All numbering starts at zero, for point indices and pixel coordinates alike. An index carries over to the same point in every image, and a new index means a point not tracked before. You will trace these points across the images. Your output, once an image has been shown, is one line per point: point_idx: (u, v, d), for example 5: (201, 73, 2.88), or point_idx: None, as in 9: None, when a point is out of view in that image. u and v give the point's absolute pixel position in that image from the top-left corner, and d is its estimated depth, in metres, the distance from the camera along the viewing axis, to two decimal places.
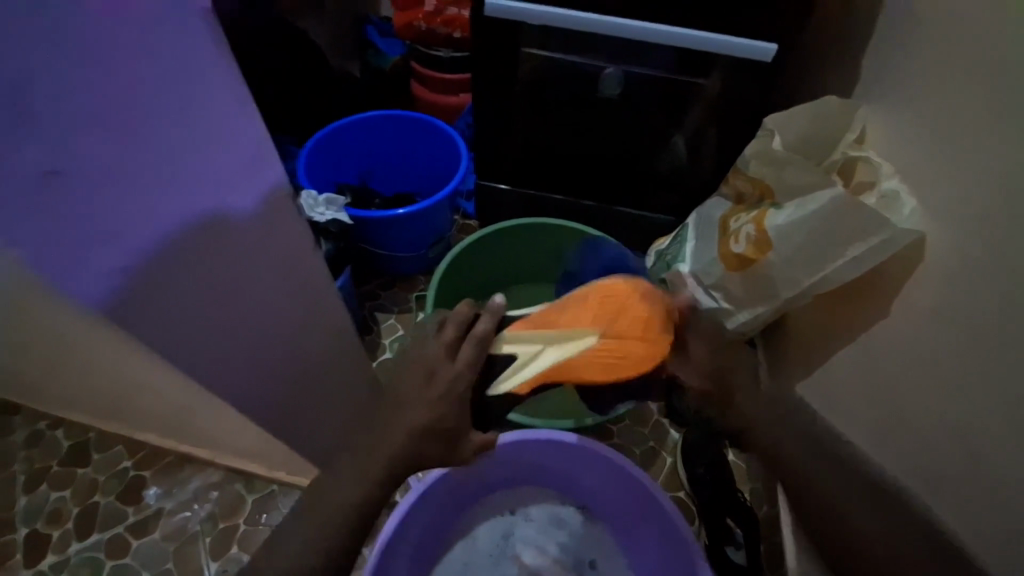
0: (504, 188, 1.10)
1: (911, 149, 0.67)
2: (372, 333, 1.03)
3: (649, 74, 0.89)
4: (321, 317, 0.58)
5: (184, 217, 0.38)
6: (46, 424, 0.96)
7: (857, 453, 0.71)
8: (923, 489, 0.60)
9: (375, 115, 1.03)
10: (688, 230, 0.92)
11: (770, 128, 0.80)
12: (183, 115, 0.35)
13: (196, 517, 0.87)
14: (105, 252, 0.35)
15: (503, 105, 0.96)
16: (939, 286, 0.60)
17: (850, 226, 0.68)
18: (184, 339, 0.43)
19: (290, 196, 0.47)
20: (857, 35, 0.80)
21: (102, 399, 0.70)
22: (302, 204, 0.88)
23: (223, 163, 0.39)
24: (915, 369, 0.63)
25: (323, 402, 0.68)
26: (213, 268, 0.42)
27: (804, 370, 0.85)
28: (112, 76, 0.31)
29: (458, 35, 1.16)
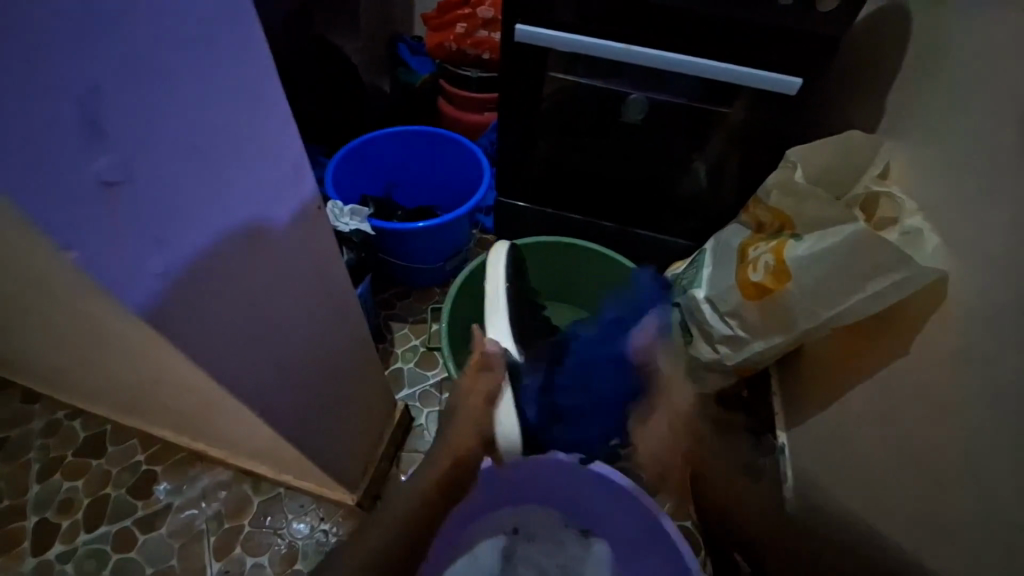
0: (523, 206, 1.11)
1: (934, 187, 0.67)
2: (385, 342, 1.05)
3: (675, 102, 0.90)
4: (335, 319, 0.60)
5: (226, 226, 0.40)
6: (65, 414, 0.98)
7: (871, 492, 0.69)
8: (940, 535, 0.58)
9: (402, 129, 1.06)
10: (705, 255, 0.93)
11: (793, 160, 0.80)
12: (233, 129, 0.37)
13: (203, 515, 0.88)
14: (156, 259, 0.35)
15: (527, 125, 0.98)
16: (960, 326, 0.59)
17: (870, 260, 0.68)
18: (215, 345, 0.44)
19: (316, 205, 0.49)
20: (882, 73, 0.81)
21: (124, 393, 0.73)
22: (328, 214, 0.90)
23: (265, 176, 0.41)
24: (934, 409, 0.61)
25: (336, 409, 0.69)
26: (244, 273, 0.44)
27: (820, 403, 0.84)
28: (176, 92, 0.32)
29: (486, 56, 1.20)
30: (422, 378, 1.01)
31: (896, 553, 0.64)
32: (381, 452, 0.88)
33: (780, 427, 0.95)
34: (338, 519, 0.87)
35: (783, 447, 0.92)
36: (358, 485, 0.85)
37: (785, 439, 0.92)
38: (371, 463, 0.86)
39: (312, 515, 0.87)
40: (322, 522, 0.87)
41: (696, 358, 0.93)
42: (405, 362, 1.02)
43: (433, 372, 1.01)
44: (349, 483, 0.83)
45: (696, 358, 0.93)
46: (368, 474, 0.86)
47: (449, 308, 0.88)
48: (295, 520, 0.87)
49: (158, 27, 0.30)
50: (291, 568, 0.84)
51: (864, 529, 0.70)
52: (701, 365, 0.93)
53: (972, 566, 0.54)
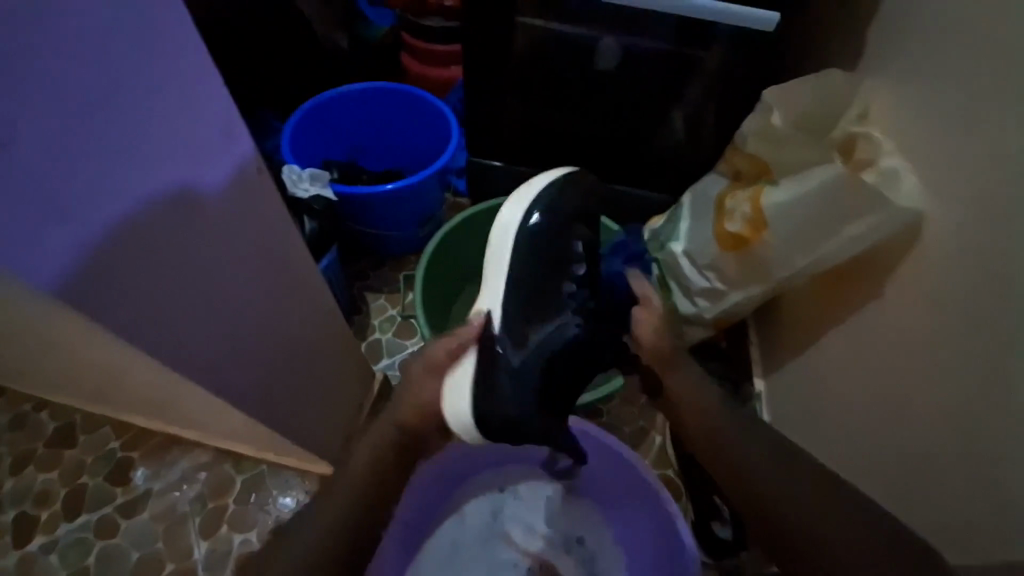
0: (495, 166, 1.07)
1: (912, 128, 0.65)
2: (361, 313, 1.02)
3: (647, 47, 0.86)
4: (295, 291, 0.57)
5: (147, 193, 0.36)
6: (29, 406, 0.94)
7: (848, 435, 0.71)
8: (913, 472, 0.60)
9: (359, 86, 0.99)
10: (683, 209, 0.90)
11: (770, 103, 0.77)
12: (139, 77, 0.33)
13: (185, 497, 0.87)
14: (65, 229, 0.32)
15: (495, 78, 0.92)
16: (934, 269, 0.60)
17: (849, 204, 0.67)
18: (154, 323, 0.40)
19: (258, 167, 0.45)
20: (863, 7, 0.77)
21: (82, 382, 0.69)
22: (286, 180, 0.85)
23: (188, 134, 0.37)
24: (907, 351, 0.63)
25: (307, 385, 0.67)
26: (177, 243, 0.40)
27: (797, 351, 0.86)
28: (58, 32, 0.28)
29: (449, 3, 1.11)
30: (401, 348, 0.99)
31: (869, 489, 0.67)
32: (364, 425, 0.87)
33: (757, 375, 0.96)
34: None
35: (760, 394, 0.94)
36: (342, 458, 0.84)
37: (762, 387, 0.94)
38: (353, 435, 0.86)
39: (298, 490, 0.87)
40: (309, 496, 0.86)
41: (674, 314, 0.92)
42: (382, 333, 1.00)
43: (412, 341, 0.99)
44: (332, 456, 0.82)
45: (674, 313, 0.93)
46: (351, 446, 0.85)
47: (421, 274, 0.85)
48: (280, 497, 0.87)
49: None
50: None
51: (839, 469, 0.73)
52: (678, 320, 0.93)
53: (942, 499, 0.56)
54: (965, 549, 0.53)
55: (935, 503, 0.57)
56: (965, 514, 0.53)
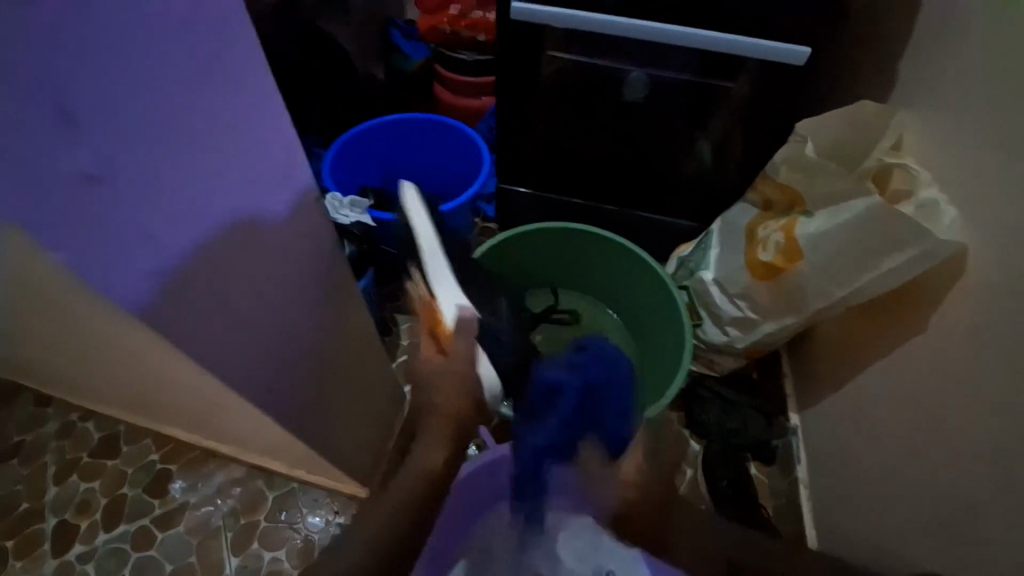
0: (524, 192, 1.09)
1: (949, 159, 0.65)
2: (391, 335, 1.04)
3: (677, 79, 0.88)
4: (339, 313, 0.60)
5: (219, 221, 0.39)
6: (78, 416, 0.99)
7: (890, 472, 0.69)
8: (963, 514, 0.57)
9: (396, 117, 1.04)
10: (711, 237, 0.90)
11: (802, 134, 0.76)
12: (221, 119, 0.36)
13: (218, 512, 0.89)
14: (148, 253, 0.35)
15: (526, 108, 0.96)
16: (979, 302, 0.58)
17: (887, 236, 0.66)
18: (213, 340, 0.43)
19: (315, 196, 0.48)
20: (895, 40, 0.78)
21: (131, 394, 0.73)
22: (328, 206, 0.90)
23: (259, 169, 0.40)
24: (952, 386, 0.60)
25: (343, 405, 0.69)
26: (240, 268, 0.43)
27: (833, 383, 0.83)
28: (156, 83, 0.31)
29: (482, 38, 1.17)
30: None
31: (916, 531, 0.63)
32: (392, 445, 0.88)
33: (791, 410, 0.94)
34: (352, 513, 0.88)
35: (795, 428, 0.92)
36: (370, 479, 0.85)
37: (797, 421, 0.92)
38: (382, 455, 0.87)
39: (326, 509, 0.88)
40: (337, 516, 0.87)
41: (704, 342, 0.91)
42: (412, 355, 1.02)
43: None
44: (361, 476, 0.83)
45: (704, 342, 0.91)
46: (380, 466, 0.86)
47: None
48: (309, 515, 0.88)
49: (134, 16, 0.29)
50: (308, 561, 0.85)
51: (881, 509, 0.70)
52: (709, 349, 0.92)
53: (996, 546, 0.53)
54: None
55: (987, 549, 0.54)
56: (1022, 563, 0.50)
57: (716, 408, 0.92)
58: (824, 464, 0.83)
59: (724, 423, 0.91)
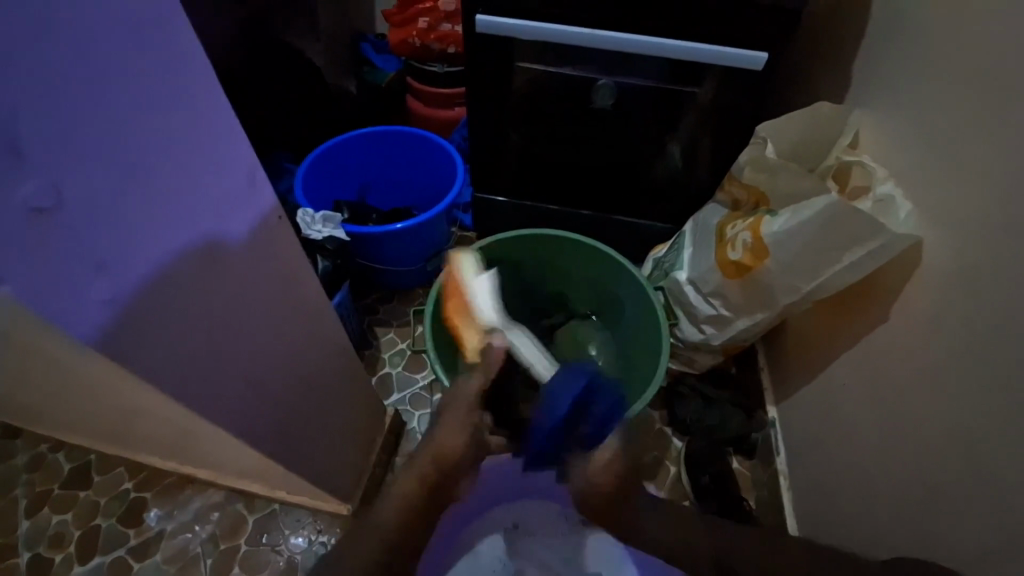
0: (500, 200, 1.10)
1: (903, 155, 0.67)
2: (372, 348, 1.03)
3: (642, 85, 0.90)
4: (310, 330, 0.59)
5: (176, 245, 0.38)
6: (48, 447, 0.95)
7: (862, 460, 0.70)
8: (929, 499, 0.59)
9: (370, 131, 1.04)
10: (685, 238, 0.92)
11: (764, 136, 0.79)
12: (174, 144, 0.36)
13: (197, 538, 0.87)
14: (104, 282, 0.34)
15: (498, 117, 0.97)
16: (936, 293, 0.60)
17: (845, 231, 0.68)
18: (177, 367, 0.42)
19: (278, 215, 0.48)
20: (846, 43, 0.81)
21: (101, 423, 0.71)
22: (300, 223, 0.88)
23: (216, 191, 0.40)
24: (915, 374, 0.63)
25: (321, 422, 0.68)
26: (202, 291, 0.42)
27: (805, 376, 0.85)
28: (104, 107, 0.31)
29: (452, 50, 1.17)
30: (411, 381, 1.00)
31: (889, 517, 0.65)
32: (375, 461, 0.87)
33: (770, 402, 0.94)
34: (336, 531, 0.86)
35: (773, 421, 0.92)
36: (352, 496, 0.84)
37: (775, 413, 0.93)
38: (365, 470, 0.85)
39: (309, 529, 0.86)
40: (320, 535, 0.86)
41: (682, 340, 0.93)
42: (393, 367, 1.01)
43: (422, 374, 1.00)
44: (343, 494, 0.82)
45: (682, 340, 0.93)
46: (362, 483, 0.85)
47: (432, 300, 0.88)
48: (292, 536, 0.86)
49: (84, 44, 0.29)
50: None
51: (855, 496, 0.71)
52: (687, 346, 0.93)
53: (962, 530, 0.55)
54: None
55: (955, 533, 0.55)
56: (987, 545, 0.52)
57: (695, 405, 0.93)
58: (799, 455, 0.85)
59: (705, 421, 0.92)
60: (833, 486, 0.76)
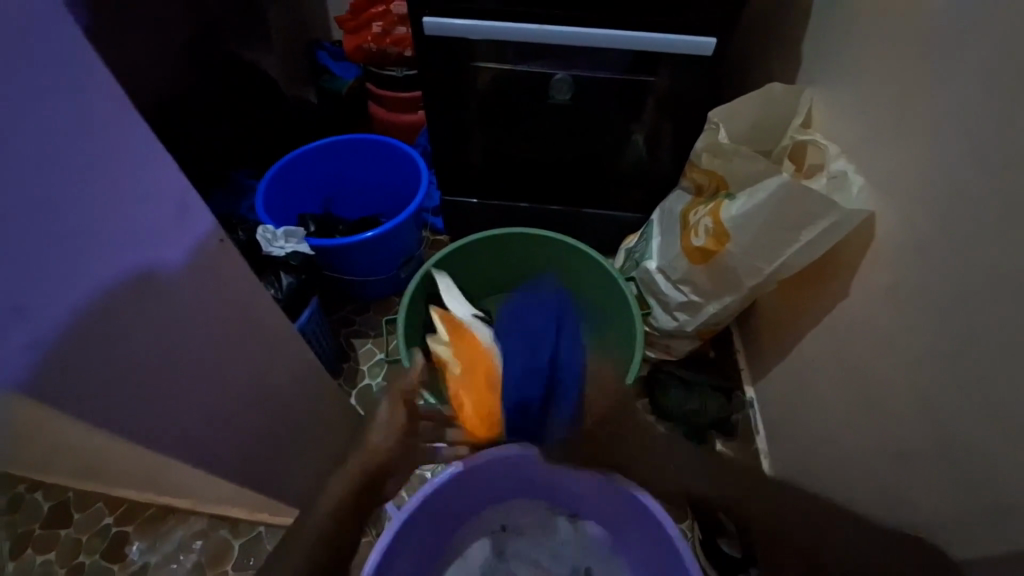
0: (472, 202, 1.10)
1: (855, 130, 0.68)
2: (350, 360, 1.03)
3: (599, 77, 0.89)
4: (272, 353, 0.58)
5: (105, 282, 0.38)
6: (24, 487, 0.93)
7: (836, 434, 0.71)
8: (900, 468, 0.60)
9: (330, 141, 1.02)
10: (653, 227, 0.93)
11: (717, 120, 0.80)
12: (94, 182, 0.35)
13: (183, 568, 0.85)
14: (23, 325, 0.34)
15: (458, 119, 0.96)
16: (892, 266, 0.62)
17: (800, 212, 0.69)
18: (113, 400, 0.42)
19: (221, 239, 0.47)
20: (795, 22, 0.81)
21: (69, 462, 0.69)
22: (260, 240, 0.87)
23: (145, 224, 0.39)
24: (878, 347, 0.64)
25: (292, 443, 0.67)
26: (140, 326, 0.41)
27: (777, 355, 0.87)
28: (9, 152, 0.30)
29: (409, 53, 1.15)
30: None
31: (864, 489, 0.66)
32: None
33: (747, 383, 0.96)
34: None
35: (751, 401, 0.94)
36: None
37: (753, 394, 0.94)
38: None
39: None
40: None
41: (656, 328, 0.93)
42: (373, 378, 1.01)
43: None
44: None
45: (657, 328, 0.94)
46: None
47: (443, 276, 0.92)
48: None
49: None
50: None
51: (832, 469, 0.72)
52: (663, 334, 0.94)
53: (935, 497, 0.56)
54: (961, 544, 0.53)
55: (929, 499, 0.57)
56: (958, 507, 0.53)
57: (677, 390, 0.93)
58: (776, 433, 0.87)
59: (687, 406, 0.92)
60: (811, 462, 0.77)
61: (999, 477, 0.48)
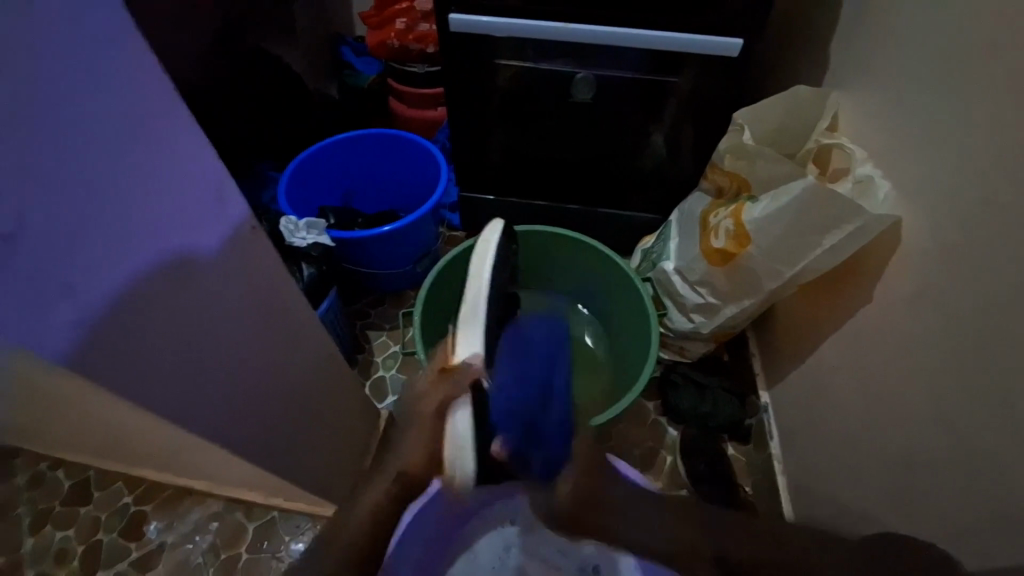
0: (490, 199, 1.10)
1: (882, 135, 0.67)
2: (365, 352, 1.04)
3: (621, 77, 0.89)
4: (292, 340, 0.59)
5: (146, 263, 0.39)
6: (48, 464, 0.96)
7: (853, 441, 0.70)
8: (917, 477, 0.60)
9: (352, 134, 1.03)
10: (671, 228, 0.93)
11: (741, 122, 0.79)
12: (140, 164, 0.36)
13: (198, 549, 0.87)
14: (73, 304, 0.35)
15: (478, 116, 0.97)
16: (916, 272, 0.61)
17: (823, 216, 0.68)
18: (150, 382, 0.43)
19: (251, 226, 0.48)
20: (823, 25, 0.81)
21: (94, 440, 0.71)
22: (283, 230, 0.88)
23: (185, 207, 0.40)
24: (900, 354, 0.63)
25: (310, 429, 0.68)
26: (175, 307, 0.43)
27: (794, 360, 0.86)
28: (69, 132, 0.31)
29: (431, 50, 1.16)
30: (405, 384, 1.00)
31: (879, 497, 0.65)
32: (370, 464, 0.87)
33: (762, 387, 0.95)
34: None
35: (766, 407, 0.93)
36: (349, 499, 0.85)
37: (768, 399, 0.93)
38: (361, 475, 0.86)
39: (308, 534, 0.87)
40: None
41: (671, 330, 0.93)
42: (387, 370, 1.02)
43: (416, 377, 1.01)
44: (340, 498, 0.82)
45: (671, 329, 0.94)
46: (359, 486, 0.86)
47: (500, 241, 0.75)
48: (291, 542, 0.86)
49: (47, 71, 0.29)
50: None
51: (847, 477, 0.71)
52: (677, 336, 0.94)
53: (953, 508, 0.55)
54: (973, 556, 0.53)
55: (946, 511, 0.56)
56: (974, 519, 0.52)
57: (690, 392, 0.93)
58: (789, 439, 0.86)
59: (700, 409, 0.92)
60: (826, 469, 0.76)
61: (1019, 489, 0.48)
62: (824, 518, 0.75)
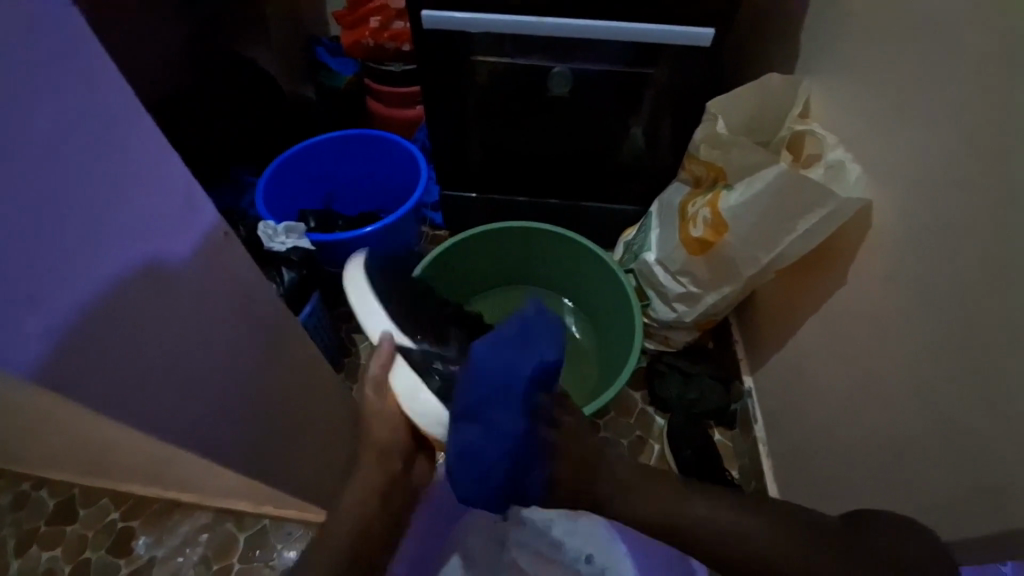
0: (472, 197, 1.10)
1: (852, 119, 0.68)
2: (352, 354, 1.04)
3: (598, 69, 0.89)
4: (273, 345, 0.58)
5: (114, 273, 0.38)
6: (29, 485, 0.94)
7: (835, 421, 0.72)
8: (896, 454, 0.61)
9: (329, 136, 1.02)
10: (652, 218, 0.93)
11: (714, 112, 0.80)
12: (105, 173, 0.35)
13: (189, 561, 0.86)
14: (38, 317, 0.34)
15: (457, 113, 0.96)
16: (888, 253, 0.62)
17: (796, 202, 0.70)
18: (127, 392, 0.42)
19: (224, 232, 0.47)
20: (793, 12, 0.81)
21: (75, 457, 0.70)
22: (262, 236, 0.88)
23: (153, 216, 0.40)
24: (876, 335, 0.64)
25: (296, 435, 0.68)
26: (148, 316, 0.42)
27: (776, 346, 0.87)
28: (25, 143, 0.31)
29: (406, 48, 1.14)
30: None
31: (860, 474, 0.67)
32: None
33: (746, 372, 0.96)
34: None
35: (749, 391, 0.94)
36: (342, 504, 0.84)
37: (751, 384, 0.94)
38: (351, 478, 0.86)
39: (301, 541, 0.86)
40: None
41: (655, 320, 0.94)
42: None
43: None
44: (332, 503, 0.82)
45: (655, 320, 0.95)
46: None
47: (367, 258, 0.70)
48: (285, 549, 0.86)
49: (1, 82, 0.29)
50: None
51: (830, 457, 0.73)
52: (662, 325, 0.95)
53: (934, 482, 0.56)
54: (954, 527, 0.55)
55: (925, 485, 0.57)
56: (954, 492, 0.54)
57: (676, 381, 0.95)
58: (773, 422, 0.87)
59: (685, 396, 0.94)
60: (810, 449, 0.78)
61: (996, 460, 0.49)
62: (810, 498, 0.77)
